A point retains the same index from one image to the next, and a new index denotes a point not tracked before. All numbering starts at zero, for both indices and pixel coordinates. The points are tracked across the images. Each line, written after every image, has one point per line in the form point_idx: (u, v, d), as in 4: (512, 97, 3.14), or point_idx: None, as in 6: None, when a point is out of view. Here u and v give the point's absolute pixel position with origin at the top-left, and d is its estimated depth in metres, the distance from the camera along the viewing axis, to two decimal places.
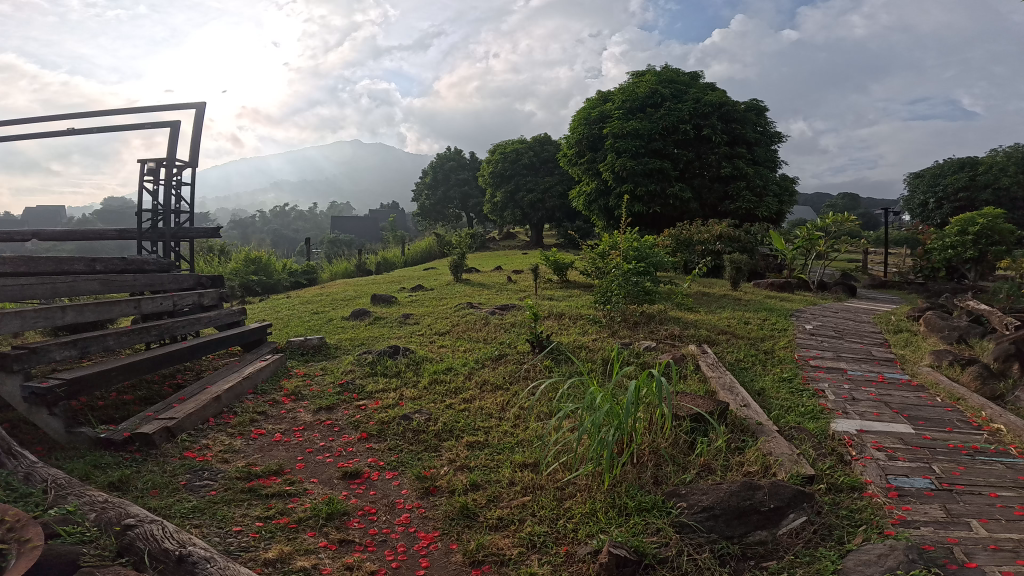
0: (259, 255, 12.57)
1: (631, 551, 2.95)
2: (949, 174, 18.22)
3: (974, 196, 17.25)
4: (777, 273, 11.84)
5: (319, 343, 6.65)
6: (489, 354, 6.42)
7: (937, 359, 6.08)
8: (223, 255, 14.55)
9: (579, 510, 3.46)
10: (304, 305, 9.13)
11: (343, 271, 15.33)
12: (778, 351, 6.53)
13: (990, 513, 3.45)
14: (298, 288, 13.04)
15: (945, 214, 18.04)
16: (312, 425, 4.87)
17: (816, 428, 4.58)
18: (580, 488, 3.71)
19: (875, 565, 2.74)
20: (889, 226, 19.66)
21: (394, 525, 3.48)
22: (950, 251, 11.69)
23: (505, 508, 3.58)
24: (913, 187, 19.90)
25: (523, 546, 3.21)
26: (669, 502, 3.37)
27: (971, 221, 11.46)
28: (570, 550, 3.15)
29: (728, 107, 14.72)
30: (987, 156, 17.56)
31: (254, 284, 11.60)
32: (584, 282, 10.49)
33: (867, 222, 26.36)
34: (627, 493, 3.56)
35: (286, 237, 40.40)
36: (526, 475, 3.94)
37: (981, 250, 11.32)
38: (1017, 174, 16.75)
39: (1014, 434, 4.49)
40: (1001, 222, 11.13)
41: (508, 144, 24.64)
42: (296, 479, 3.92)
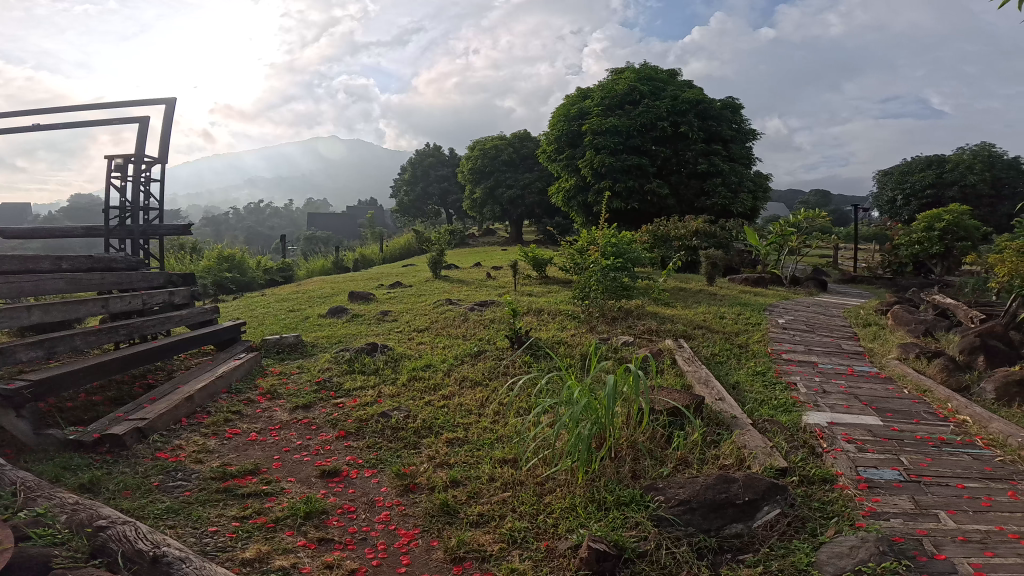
0: (232, 252, 12.40)
1: (611, 546, 2.99)
2: (916, 172, 18.62)
3: (941, 194, 17.70)
4: (752, 269, 12.02)
5: (295, 340, 6.58)
6: (468, 350, 6.43)
7: (904, 352, 6.22)
8: (195, 252, 14.31)
9: (559, 506, 3.49)
10: (280, 303, 9.01)
11: (320, 269, 15.19)
12: (752, 345, 6.63)
13: (957, 505, 3.55)
14: (274, 286, 12.91)
15: (913, 211, 18.47)
16: (289, 424, 4.84)
17: (788, 420, 4.67)
18: (560, 483, 3.75)
19: (847, 558, 2.81)
20: (859, 222, 20.08)
21: (374, 523, 3.47)
22: (917, 247, 11.92)
23: (485, 504, 3.60)
24: (882, 184, 20.35)
25: (504, 541, 3.22)
26: (647, 496, 3.43)
27: (937, 218, 11.72)
28: (550, 545, 3.17)
29: (705, 104, 14.89)
30: (954, 154, 17.98)
31: (227, 282, 11.46)
32: (562, 278, 10.54)
33: (838, 218, 26.93)
34: (606, 487, 3.60)
35: (261, 235, 40.00)
36: (505, 470, 3.96)
37: (947, 245, 11.60)
38: (982, 172, 17.20)
39: (979, 425, 4.62)
40: (967, 218, 11.43)
41: (487, 140, 24.64)
42: (272, 479, 3.88)
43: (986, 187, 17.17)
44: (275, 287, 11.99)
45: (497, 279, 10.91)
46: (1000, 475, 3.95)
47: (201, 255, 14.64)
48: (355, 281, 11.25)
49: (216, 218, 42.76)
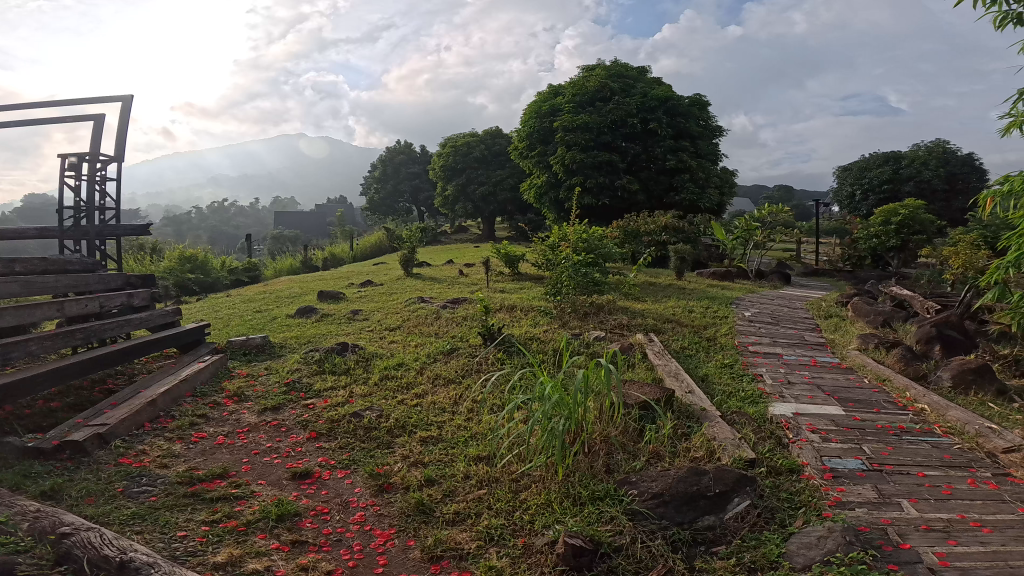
0: (195, 252, 12.13)
1: (587, 541, 3.01)
2: (873, 168, 19.15)
3: (898, 188, 18.25)
4: (719, 263, 12.22)
5: (262, 341, 6.48)
6: (440, 348, 6.41)
7: (864, 342, 6.39)
8: (156, 253, 13.95)
9: (535, 502, 3.51)
10: (246, 304, 8.85)
11: (288, 268, 14.97)
12: (720, 338, 6.75)
13: (918, 493, 3.65)
14: (240, 286, 12.67)
15: (871, 205, 19.01)
16: (257, 426, 4.76)
17: (756, 412, 4.77)
18: (535, 479, 3.77)
19: (816, 549, 2.87)
20: (821, 217, 20.55)
21: (349, 524, 3.45)
22: (874, 241, 12.25)
23: (461, 502, 3.60)
24: (842, 179, 20.89)
25: (481, 539, 3.23)
26: (621, 490, 3.47)
27: (894, 213, 12.04)
28: (527, 541, 3.18)
29: (673, 101, 15.07)
30: (910, 150, 18.54)
31: (190, 283, 11.21)
32: (534, 274, 10.56)
33: (800, 213, 27.57)
34: (580, 482, 3.64)
35: (226, 234, 39.22)
36: (480, 467, 3.97)
37: (903, 239, 11.94)
38: (937, 168, 17.78)
39: (937, 413, 4.78)
40: (922, 213, 11.81)
41: (459, 137, 24.55)
42: (242, 482, 3.83)
43: (940, 182, 17.75)
44: (241, 288, 11.77)
45: (469, 276, 10.89)
46: (959, 463, 4.08)
47: (163, 255, 14.28)
48: (325, 280, 11.10)
49: (178, 219, 41.74)
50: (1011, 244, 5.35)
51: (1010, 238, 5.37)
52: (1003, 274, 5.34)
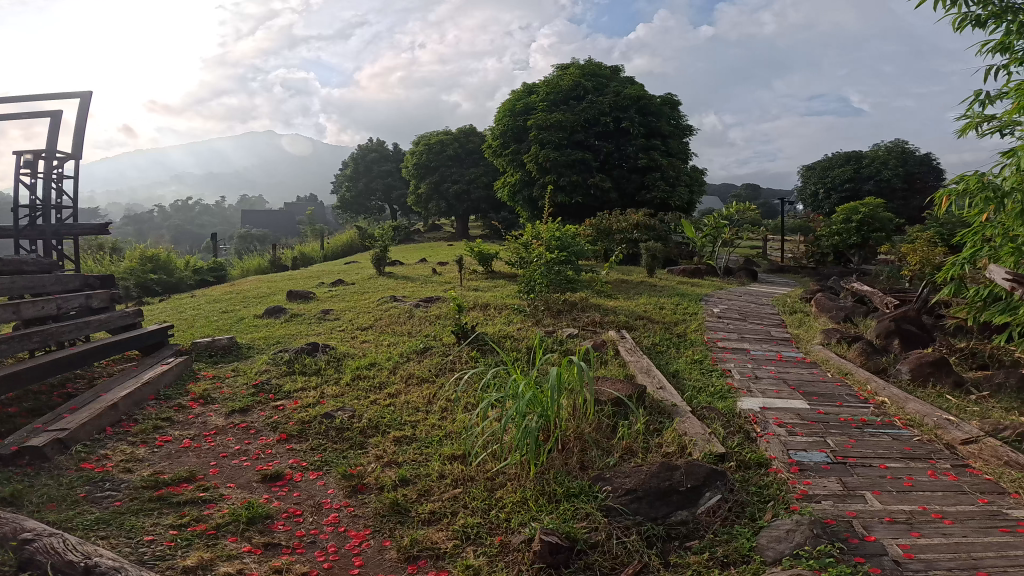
0: (157, 252, 11.83)
1: (564, 538, 3.03)
2: (836, 167, 19.65)
3: (859, 187, 18.77)
4: (689, 260, 12.38)
5: (229, 342, 6.38)
6: (414, 347, 6.38)
7: (827, 337, 6.54)
8: (116, 254, 13.56)
9: (511, 500, 3.51)
10: (212, 305, 8.68)
11: (256, 268, 14.70)
12: (690, 334, 6.85)
13: (882, 484, 3.75)
14: (205, 286, 12.42)
15: (833, 204, 19.51)
16: (225, 429, 4.68)
17: (724, 406, 4.86)
18: (510, 477, 3.78)
19: (785, 542, 2.92)
20: (786, 214, 21.01)
21: (322, 526, 3.41)
22: (837, 238, 12.56)
23: (436, 501, 3.59)
24: (806, 179, 21.40)
25: (458, 538, 3.22)
26: (595, 486, 3.50)
27: (854, 211, 12.34)
28: (504, 539, 3.19)
29: (646, 101, 15.22)
30: (871, 150, 19.08)
31: (152, 284, 10.95)
32: (508, 272, 10.56)
33: (766, 211, 28.15)
34: (555, 480, 3.65)
35: (190, 234, 38.43)
36: (455, 466, 3.96)
37: (864, 236, 12.26)
38: (896, 167, 18.31)
39: (897, 406, 4.91)
40: (881, 211, 12.16)
41: (432, 135, 24.44)
42: (210, 485, 3.76)
43: (899, 181, 18.29)
44: (206, 288, 11.53)
45: (442, 275, 10.84)
46: (919, 454, 4.19)
47: (123, 256, 13.89)
48: (294, 280, 10.94)
49: (141, 218, 40.69)
50: (967, 241, 5.54)
51: (965, 235, 5.56)
52: (959, 270, 5.52)
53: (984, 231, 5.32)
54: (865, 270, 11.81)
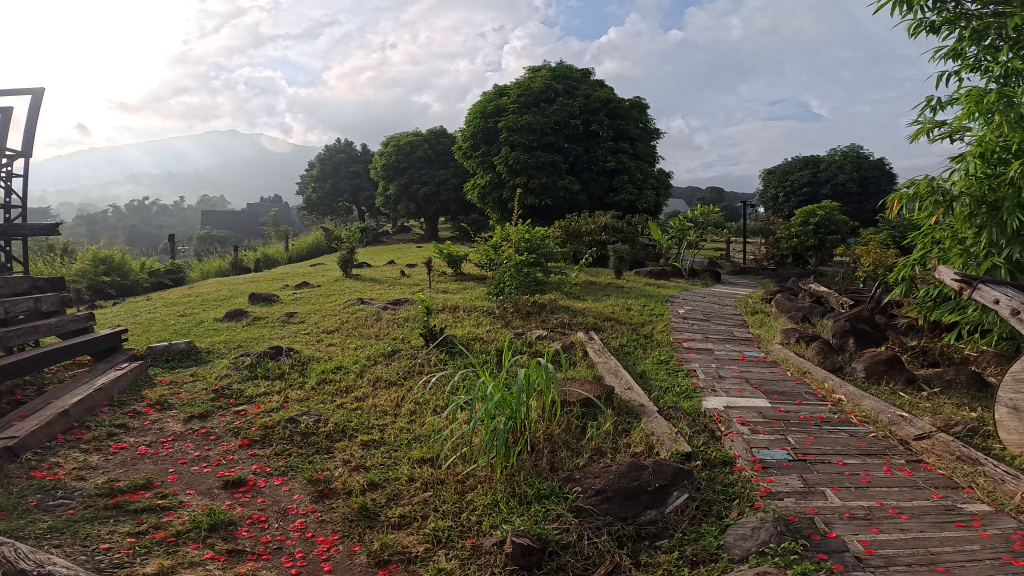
0: (111, 254, 11.47)
1: (536, 540, 3.01)
2: (796, 171, 20.18)
3: (816, 191, 19.32)
4: (656, 262, 12.53)
5: (187, 347, 6.22)
6: (381, 350, 6.31)
7: (787, 337, 6.69)
8: (68, 256, 13.09)
9: (481, 502, 3.49)
10: (170, 308, 8.45)
11: (216, 270, 14.35)
12: (657, 335, 6.93)
13: (841, 481, 3.83)
14: (162, 289, 12.09)
15: (793, 207, 20.03)
16: (184, 435, 4.55)
17: (690, 406, 4.92)
18: (480, 479, 3.75)
19: (751, 539, 2.95)
20: (748, 217, 21.48)
21: (288, 532, 3.34)
22: (795, 240, 12.88)
23: (406, 505, 3.55)
24: (767, 182, 21.91)
25: (429, 542, 3.19)
26: (565, 487, 3.49)
27: (812, 214, 12.68)
28: (476, 542, 3.16)
29: (615, 104, 15.40)
30: (828, 155, 19.66)
31: (104, 287, 10.65)
32: (477, 274, 10.54)
33: (729, 214, 28.73)
34: (526, 481, 3.64)
35: (147, 235, 37.44)
36: (424, 470, 3.92)
37: (821, 238, 12.61)
38: (851, 171, 18.92)
39: (854, 403, 5.03)
40: (837, 214, 12.53)
41: (402, 136, 24.29)
42: (168, 492, 3.65)
43: (855, 186, 18.87)
44: (162, 291, 11.22)
45: (411, 276, 10.77)
46: (875, 450, 4.30)
47: (76, 259, 13.41)
48: (257, 283, 10.73)
49: (96, 219, 39.42)
50: (919, 242, 5.73)
51: (916, 237, 5.74)
52: (911, 270, 5.72)
53: (934, 232, 5.51)
54: (822, 271, 12.15)
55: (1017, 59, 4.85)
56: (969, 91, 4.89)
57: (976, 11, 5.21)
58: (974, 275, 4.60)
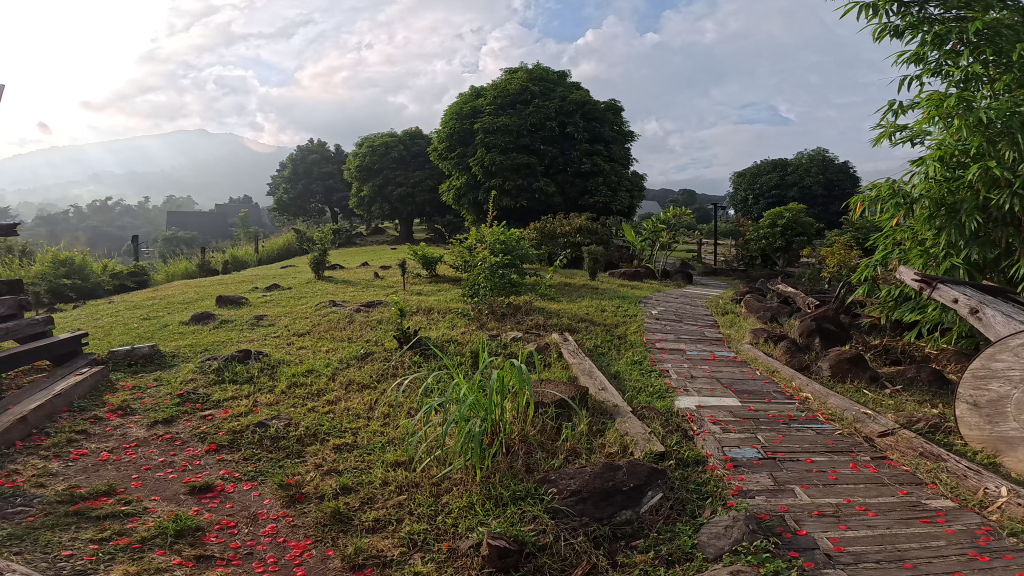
0: (71, 255, 11.15)
1: (512, 542, 2.99)
2: (764, 174, 20.57)
3: (784, 194, 19.72)
4: (630, 263, 12.63)
5: (150, 351, 6.07)
6: (354, 353, 6.24)
7: (756, 336, 6.79)
8: (25, 257, 12.68)
9: (457, 505, 3.46)
10: (134, 311, 8.24)
11: (182, 272, 14.05)
12: (630, 336, 6.97)
13: (810, 478, 3.89)
14: (124, 292, 11.79)
15: (762, 209, 20.41)
16: (147, 441, 4.43)
17: (663, 406, 4.96)
18: (455, 482, 3.72)
19: (724, 538, 2.98)
20: (718, 219, 21.85)
21: (259, 537, 3.28)
22: (764, 242, 13.09)
23: (380, 509, 3.51)
24: (736, 185, 22.31)
25: (404, 545, 3.15)
26: (541, 489, 3.49)
27: (780, 216, 12.93)
28: (452, 545, 3.14)
29: (590, 106, 15.51)
30: (795, 158, 20.11)
31: (64, 290, 10.35)
32: (452, 276, 10.50)
33: (701, 217, 29.14)
34: (502, 483, 3.62)
35: (111, 237, 36.51)
36: (398, 473, 3.87)
37: (789, 240, 12.85)
38: (817, 174, 19.38)
39: (820, 401, 5.12)
40: (803, 216, 12.79)
41: (377, 137, 24.09)
42: (132, 498, 3.55)
43: (821, 188, 19.33)
44: (125, 294, 10.94)
45: (384, 278, 10.69)
46: (842, 448, 4.38)
47: (35, 261, 13.00)
48: (225, 285, 10.54)
49: (57, 219, 38.30)
50: (881, 244, 5.88)
51: (878, 238, 5.88)
52: (873, 271, 5.86)
53: (895, 234, 5.65)
54: (790, 271, 12.40)
55: (975, 65, 4.99)
56: (929, 96, 5.02)
57: (938, 15, 5.32)
58: (933, 275, 4.72)
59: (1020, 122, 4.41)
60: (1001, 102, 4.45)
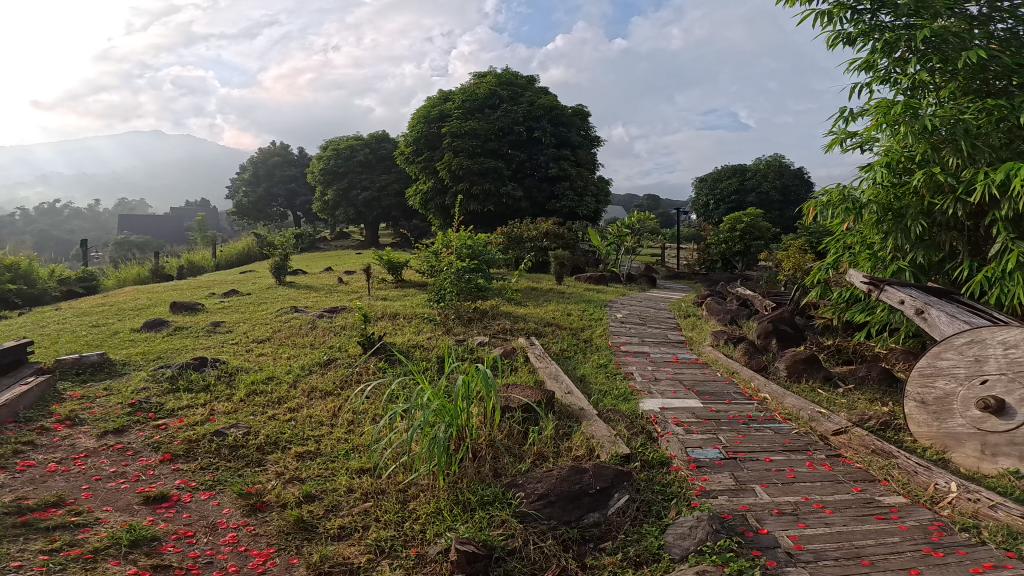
0: (16, 260, 10.69)
1: (481, 547, 2.97)
2: (724, 179, 21.08)
3: (743, 199, 20.27)
4: (596, 267, 12.75)
5: (100, 359, 5.85)
6: (317, 359, 6.14)
7: (716, 339, 6.92)
8: None
9: (424, 510, 3.43)
10: (83, 319, 7.94)
11: (134, 278, 13.61)
12: (595, 339, 7.03)
13: (770, 477, 3.97)
14: (73, 298, 11.36)
15: (721, 214, 20.92)
16: (97, 451, 4.27)
17: (628, 408, 5.00)
18: (422, 488, 3.68)
19: (689, 538, 3.01)
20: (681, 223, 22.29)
21: (219, 546, 3.18)
22: (723, 246, 13.36)
23: (345, 516, 3.45)
24: (697, 190, 22.82)
25: (371, 552, 3.10)
26: (508, 493, 3.47)
27: (739, 220, 13.25)
28: (420, 551, 3.10)
29: (558, 111, 15.64)
30: (753, 164, 20.69)
31: (9, 296, 9.94)
32: (418, 281, 10.42)
33: (664, 221, 29.65)
34: (469, 488, 3.59)
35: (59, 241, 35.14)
36: (363, 480, 3.82)
37: (747, 244, 13.13)
38: (774, 180, 19.97)
39: (778, 401, 5.24)
40: (760, 221, 13.10)
41: (343, 140, 23.81)
42: (83, 509, 3.41)
43: (777, 194, 19.94)
44: (74, 300, 10.54)
45: (349, 284, 10.56)
46: (798, 446, 4.48)
47: None
48: (180, 291, 10.27)
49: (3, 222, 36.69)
50: (833, 248, 6.07)
51: (829, 242, 6.06)
52: (826, 274, 6.05)
53: (846, 238, 5.83)
54: (749, 275, 12.69)
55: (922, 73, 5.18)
56: (878, 104, 5.18)
57: (889, 23, 5.43)
58: (881, 278, 4.90)
59: (962, 129, 4.58)
60: (944, 110, 4.63)
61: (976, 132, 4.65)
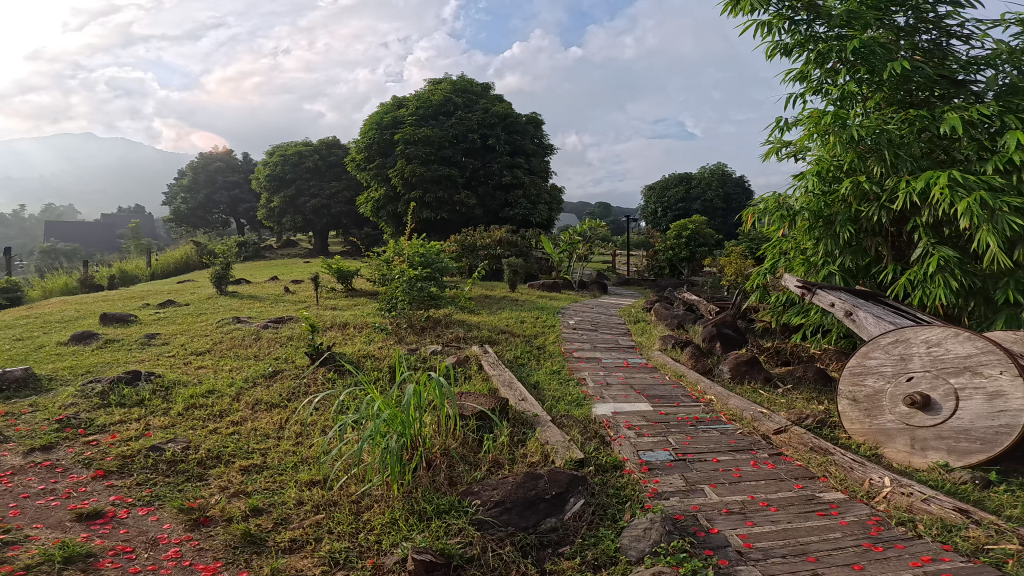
0: None
1: (438, 555, 2.92)
2: (671, 187, 21.68)
3: (688, 207, 20.87)
4: (548, 274, 12.84)
5: (23, 374, 5.49)
6: (261, 371, 5.95)
7: (665, 343, 7.06)
8: None
9: (379, 521, 3.35)
10: (4, 332, 7.47)
11: (61, 288, 12.87)
12: (548, 345, 7.07)
13: (718, 477, 4.06)
14: None
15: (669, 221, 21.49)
16: (24, 469, 4.01)
17: (581, 413, 5.05)
18: (376, 498, 3.60)
19: (643, 540, 3.04)
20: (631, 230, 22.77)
21: (161, 562, 3.02)
22: (670, 253, 13.71)
23: (296, 529, 3.34)
24: (646, 198, 23.39)
25: (325, 564, 3.01)
26: (464, 501, 3.43)
27: (684, 227, 13.61)
28: (376, 562, 3.02)
29: (512, 119, 15.76)
30: (698, 173, 21.37)
31: None
32: (368, 290, 10.26)
33: (615, 228, 30.21)
34: (423, 497, 3.53)
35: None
36: (314, 492, 3.71)
37: (692, 250, 13.52)
38: (717, 188, 20.65)
39: (723, 403, 5.38)
40: (705, 227, 13.52)
41: (293, 146, 23.31)
42: (10, 527, 3.20)
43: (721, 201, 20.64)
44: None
45: (296, 293, 10.31)
46: (743, 446, 4.60)
47: None
48: (112, 302, 9.79)
49: None
50: (773, 253, 6.30)
51: (768, 247, 6.29)
52: (765, 279, 6.26)
53: (783, 244, 6.07)
54: (695, 281, 13.04)
55: (851, 84, 5.45)
56: (810, 114, 5.42)
57: (822, 34, 5.67)
58: (813, 281, 5.10)
59: (886, 139, 4.84)
60: (870, 121, 4.88)
61: (899, 142, 4.91)
